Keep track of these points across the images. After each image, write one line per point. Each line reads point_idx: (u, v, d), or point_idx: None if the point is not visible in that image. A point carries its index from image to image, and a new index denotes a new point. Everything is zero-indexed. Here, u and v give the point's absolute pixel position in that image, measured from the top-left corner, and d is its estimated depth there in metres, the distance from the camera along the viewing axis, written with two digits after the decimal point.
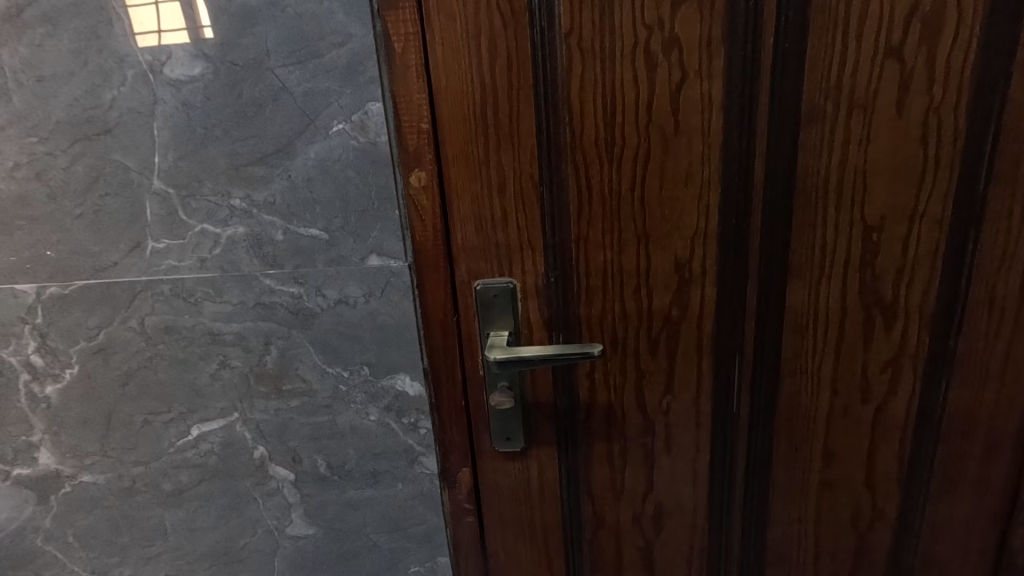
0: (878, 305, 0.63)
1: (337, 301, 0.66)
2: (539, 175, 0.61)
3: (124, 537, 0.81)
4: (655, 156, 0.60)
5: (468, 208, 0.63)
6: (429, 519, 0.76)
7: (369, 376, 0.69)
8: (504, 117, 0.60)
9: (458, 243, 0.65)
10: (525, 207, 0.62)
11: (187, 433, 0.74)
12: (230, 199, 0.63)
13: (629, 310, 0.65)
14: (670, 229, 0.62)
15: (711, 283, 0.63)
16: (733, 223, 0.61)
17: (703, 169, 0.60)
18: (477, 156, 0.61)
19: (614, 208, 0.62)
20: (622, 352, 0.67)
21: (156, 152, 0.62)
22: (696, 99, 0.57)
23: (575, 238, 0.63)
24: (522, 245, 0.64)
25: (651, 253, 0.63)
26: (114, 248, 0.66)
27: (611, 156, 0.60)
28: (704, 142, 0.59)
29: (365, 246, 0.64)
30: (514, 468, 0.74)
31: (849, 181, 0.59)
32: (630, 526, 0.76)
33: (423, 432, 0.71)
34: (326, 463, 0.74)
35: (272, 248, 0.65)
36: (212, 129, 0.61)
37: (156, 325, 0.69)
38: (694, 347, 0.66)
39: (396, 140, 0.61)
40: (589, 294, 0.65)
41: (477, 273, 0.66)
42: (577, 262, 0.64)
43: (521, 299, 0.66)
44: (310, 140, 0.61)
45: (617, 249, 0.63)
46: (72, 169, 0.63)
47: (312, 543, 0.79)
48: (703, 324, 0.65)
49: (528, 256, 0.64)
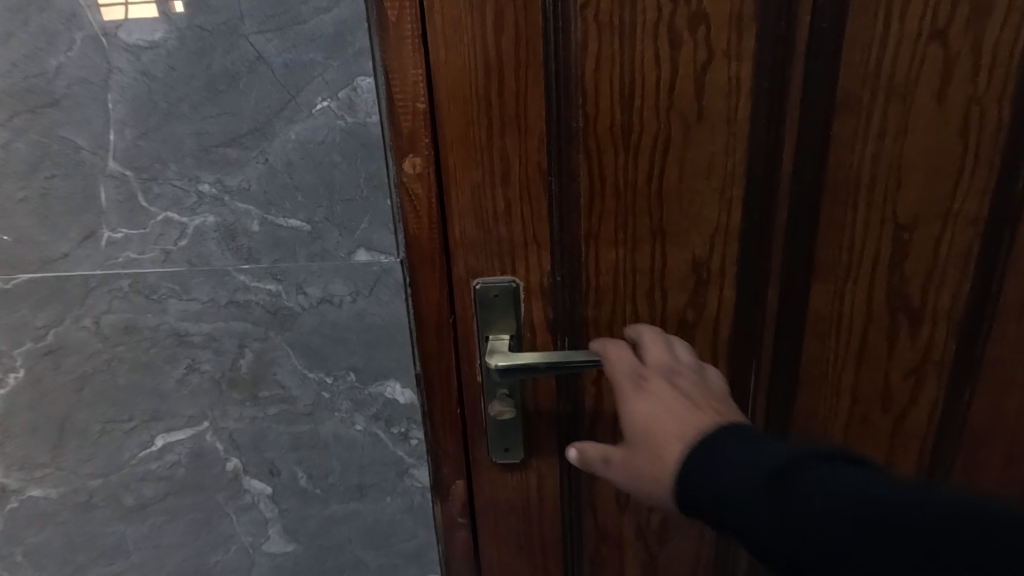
0: (905, 309, 0.59)
1: (321, 301, 0.60)
2: (546, 163, 0.56)
3: (81, 556, 0.74)
4: (675, 144, 0.54)
5: (467, 198, 0.57)
6: (419, 535, 0.70)
7: (355, 382, 0.63)
8: (509, 96, 0.54)
9: (456, 237, 0.59)
10: (530, 199, 0.57)
11: (151, 443, 0.67)
12: (198, 184, 0.56)
13: (641, 312, 0.60)
14: (689, 225, 0.57)
15: (730, 284, 0.59)
16: (757, 220, 0.56)
17: (726, 160, 0.54)
18: (479, 141, 0.55)
19: (629, 201, 0.56)
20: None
21: (112, 130, 0.54)
22: (722, 82, 0.52)
23: (585, 233, 0.58)
24: (526, 240, 0.58)
25: (667, 251, 0.58)
26: (63, 237, 0.58)
27: (627, 143, 0.54)
28: (730, 130, 0.53)
29: (352, 239, 0.57)
30: (512, 480, 0.69)
31: (882, 176, 0.54)
32: (634, 539, 0.71)
33: (414, 443, 0.66)
34: (307, 475, 0.68)
35: (246, 241, 0.58)
36: (177, 104, 0.54)
37: (114, 325, 0.62)
38: (709, 353, 0.62)
39: (388, 121, 0.55)
40: (599, 294, 0.60)
41: (476, 270, 0.60)
42: (586, 259, 0.59)
43: (524, 300, 0.60)
44: (290, 118, 0.54)
45: (630, 246, 0.58)
46: (12, 147, 0.55)
47: (291, 560, 0.73)
48: (720, 329, 0.60)
49: (532, 252, 0.59)
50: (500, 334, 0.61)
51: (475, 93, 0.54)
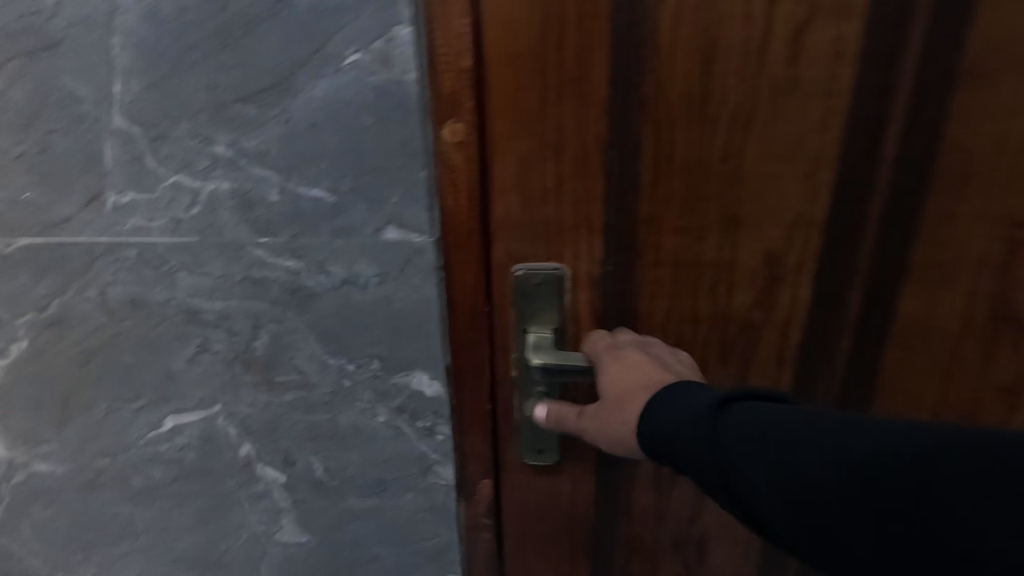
0: (1010, 321, 0.51)
1: (344, 281, 0.54)
2: (606, 135, 0.48)
3: (88, 534, 0.71)
4: (759, 118, 0.47)
5: (512, 173, 0.50)
6: (440, 534, 0.65)
7: (379, 372, 0.58)
8: (568, 54, 0.46)
9: (497, 217, 0.52)
10: (584, 176, 0.50)
11: (160, 424, 0.63)
12: (211, 146, 0.50)
13: (700, 310, 0.54)
14: (766, 213, 0.50)
15: (806, 282, 0.52)
16: (846, 210, 0.49)
17: (816, 138, 0.47)
18: (529, 106, 0.48)
19: (698, 183, 0.49)
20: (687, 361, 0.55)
21: (117, 80, 0.48)
22: (823, 47, 0.44)
23: (644, 218, 0.51)
24: (576, 224, 0.52)
25: (738, 242, 0.51)
26: (65, 200, 0.53)
27: (703, 115, 0.47)
28: (826, 104, 0.46)
29: (381, 215, 0.51)
30: (543, 484, 0.64)
31: (1004, 164, 0.46)
32: (671, 552, 0.66)
33: (440, 439, 0.61)
34: (324, 467, 0.63)
35: (264, 211, 0.52)
36: (188, 52, 0.47)
37: (120, 298, 0.57)
38: (774, 359, 0.55)
39: (427, 80, 0.48)
40: (655, 288, 0.53)
41: (518, 254, 0.53)
42: (643, 248, 0.52)
43: (570, 291, 0.54)
44: (315, 73, 0.47)
45: (695, 235, 0.51)
46: (7, 96, 0.49)
47: (305, 551, 0.69)
48: (788, 332, 0.54)
49: (582, 237, 0.52)
50: (542, 328, 0.55)
51: (529, 50, 0.46)
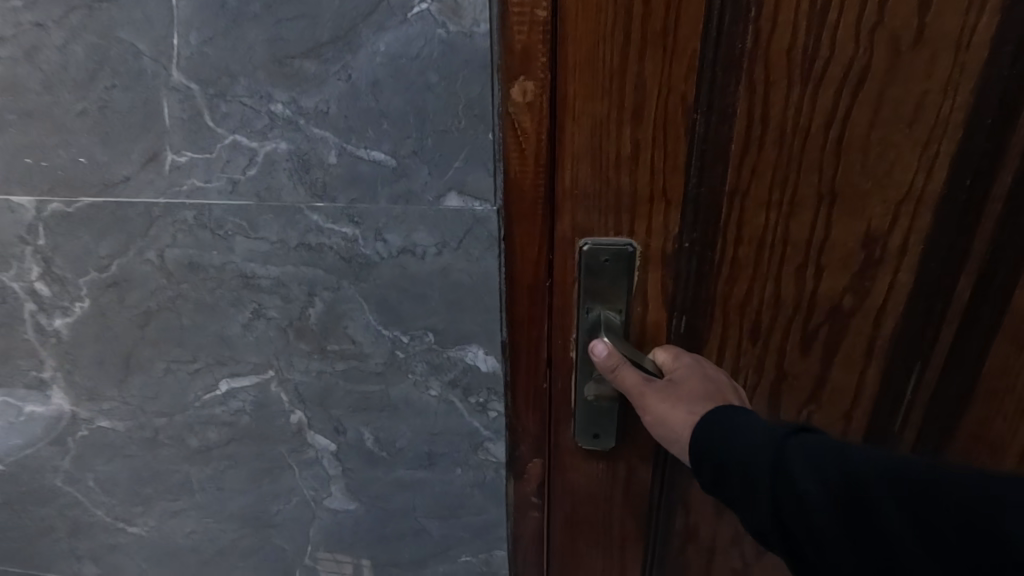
0: None
1: (402, 250, 0.52)
2: (693, 97, 0.45)
3: (148, 489, 0.73)
4: (871, 79, 0.42)
5: (586, 137, 0.46)
6: (488, 510, 0.65)
7: (433, 344, 0.56)
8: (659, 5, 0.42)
9: (567, 185, 0.48)
10: (665, 143, 0.46)
11: (215, 387, 0.63)
12: (270, 103, 0.48)
13: (784, 293, 0.49)
14: (870, 187, 0.45)
15: (908, 264, 0.47)
16: (965, 185, 0.45)
17: (932, 103, 0.43)
18: (609, 62, 0.44)
19: (793, 151, 0.45)
20: (765, 348, 0.51)
21: (175, 32, 0.46)
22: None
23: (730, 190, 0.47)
24: (653, 195, 0.48)
25: (834, 218, 0.46)
26: (125, 159, 0.52)
27: (806, 74, 0.43)
28: (950, 64, 0.41)
29: (442, 180, 0.48)
30: (597, 469, 0.62)
31: None
32: (728, 547, 0.64)
33: (493, 416, 0.59)
34: (374, 438, 0.63)
35: (322, 174, 0.50)
36: (249, 2, 0.45)
37: (178, 261, 0.56)
38: (862, 348, 0.50)
39: (497, 34, 0.44)
40: (735, 266, 0.49)
41: (586, 226, 0.50)
42: (726, 223, 0.48)
43: (640, 268, 0.51)
44: (380, 25, 0.44)
45: (786, 209, 0.47)
46: (69, 50, 0.48)
47: (353, 518, 0.69)
48: (879, 319, 0.49)
49: (659, 209, 0.48)
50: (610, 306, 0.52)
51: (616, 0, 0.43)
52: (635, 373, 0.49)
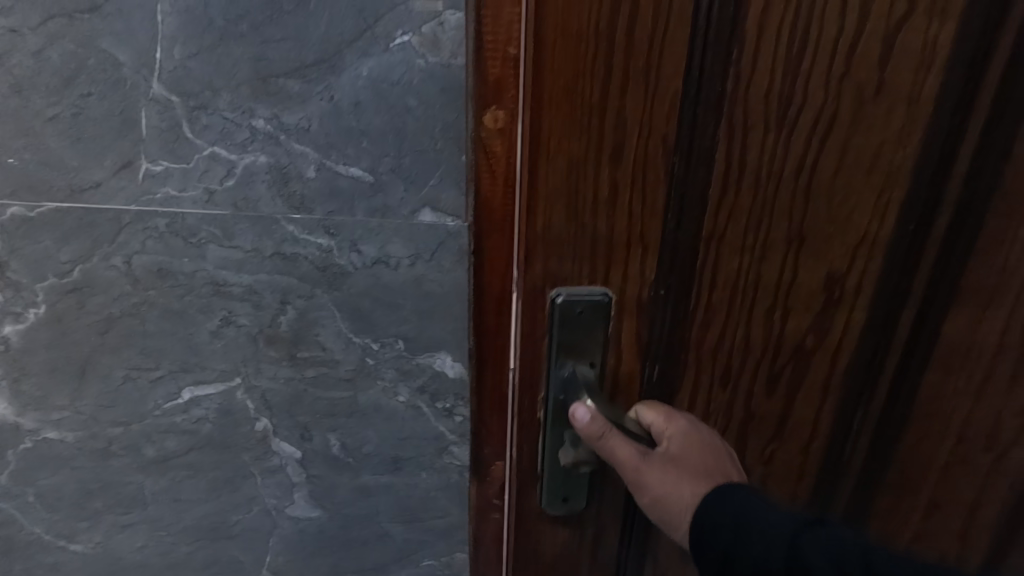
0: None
1: (376, 261, 0.55)
2: (674, 136, 0.39)
3: (96, 502, 0.71)
4: (852, 119, 0.39)
5: (559, 172, 0.39)
6: (452, 512, 0.68)
7: (403, 351, 0.59)
8: (644, 22, 0.36)
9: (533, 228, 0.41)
10: (639, 182, 0.40)
11: (177, 395, 0.63)
12: (252, 118, 0.50)
13: (758, 346, 0.45)
14: (833, 230, 0.42)
15: (863, 308, 0.45)
16: (911, 230, 0.43)
17: (912, 148, 0.41)
18: (588, 88, 0.37)
19: (776, 194, 0.41)
20: (732, 400, 0.47)
21: (159, 45, 0.48)
22: (918, 43, 0.38)
23: (710, 233, 0.42)
24: (631, 239, 0.41)
25: (801, 262, 0.43)
26: (97, 165, 0.52)
27: (794, 112, 0.39)
28: (911, 110, 0.39)
29: (418, 197, 0.52)
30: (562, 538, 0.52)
31: None
32: None
33: (458, 420, 0.63)
34: (341, 443, 0.64)
35: (300, 187, 0.52)
36: (236, 23, 0.47)
37: (147, 267, 0.57)
38: (818, 394, 0.48)
39: (473, 64, 0.47)
40: (708, 315, 0.44)
41: (556, 274, 0.42)
42: (705, 271, 0.43)
43: (614, 318, 0.44)
44: (363, 52, 0.48)
45: (761, 255, 0.42)
46: (45, 56, 0.49)
47: (315, 526, 0.70)
48: (838, 364, 0.47)
49: (631, 257, 0.42)
50: (581, 356, 0.44)
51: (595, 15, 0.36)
52: (626, 444, 0.43)
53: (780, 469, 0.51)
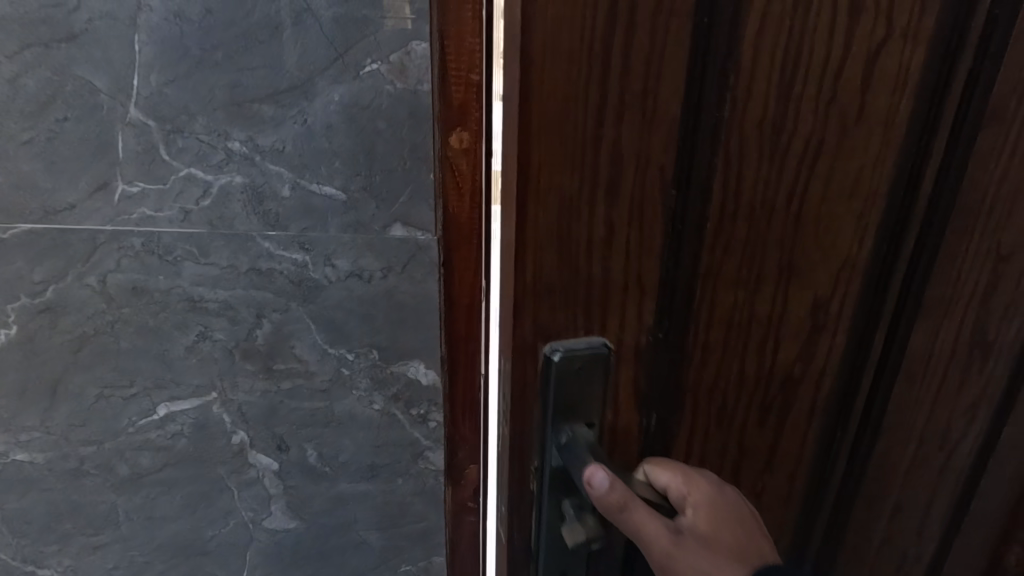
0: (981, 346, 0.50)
1: (349, 274, 0.57)
2: (667, 175, 0.39)
3: (66, 524, 0.70)
4: (824, 159, 0.41)
5: (554, 228, 0.39)
6: (428, 517, 0.70)
7: (377, 360, 0.61)
8: (634, 74, 0.36)
9: (530, 284, 0.40)
10: (635, 225, 0.40)
11: (151, 412, 0.64)
12: (227, 141, 0.52)
13: (741, 376, 0.48)
14: (818, 260, 0.45)
15: (845, 332, 0.48)
16: (886, 255, 0.46)
17: (875, 187, 0.44)
18: (580, 138, 0.37)
19: (759, 231, 0.43)
20: (717, 430, 0.49)
21: (136, 73, 0.50)
22: (886, 81, 0.40)
23: (698, 276, 0.43)
24: (627, 287, 0.42)
25: (789, 291, 0.45)
26: (71, 187, 0.54)
27: (773, 159, 0.41)
28: (881, 144, 0.42)
29: (389, 212, 0.55)
30: None
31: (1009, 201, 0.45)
32: None
33: (432, 425, 0.65)
34: (318, 453, 0.66)
35: (275, 205, 0.54)
36: (211, 51, 0.49)
37: (121, 285, 0.58)
38: (806, 415, 0.50)
39: (438, 91, 0.51)
40: (705, 349, 0.45)
41: (550, 328, 0.42)
42: (697, 307, 0.44)
43: (614, 367, 0.44)
44: (335, 78, 0.51)
45: (751, 287, 0.44)
46: (20, 82, 0.50)
47: (293, 538, 0.71)
48: (823, 388, 0.49)
49: (623, 304, 0.42)
50: (577, 408, 0.44)
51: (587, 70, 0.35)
52: (650, 517, 0.41)
53: (764, 491, 0.53)
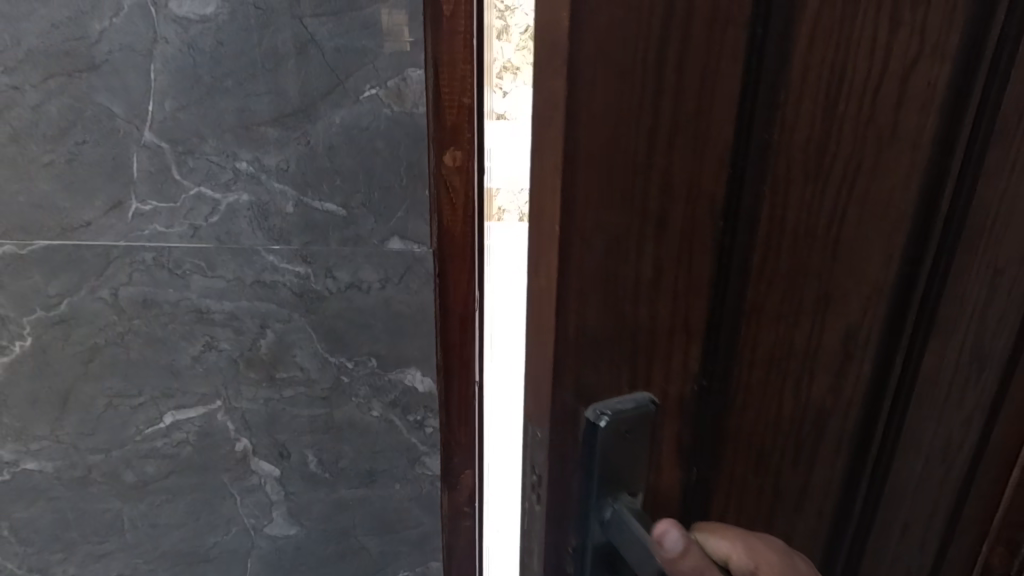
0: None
1: (349, 285, 0.60)
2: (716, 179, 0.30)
3: (72, 533, 0.72)
4: (877, 159, 0.34)
5: (599, 256, 0.28)
6: (424, 522, 0.72)
7: (376, 368, 0.64)
8: (692, 56, 0.27)
9: (566, 331, 0.29)
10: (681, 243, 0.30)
11: (158, 420, 0.66)
12: (235, 161, 0.56)
13: (806, 431, 0.40)
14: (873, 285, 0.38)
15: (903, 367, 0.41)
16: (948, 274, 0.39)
17: (947, 205, 0.37)
18: (605, 127, 0.27)
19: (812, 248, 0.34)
20: (780, 493, 0.41)
21: (151, 99, 0.54)
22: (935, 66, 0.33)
23: (768, 308, 0.35)
24: (689, 324, 0.32)
25: (842, 321, 0.38)
26: (88, 205, 0.57)
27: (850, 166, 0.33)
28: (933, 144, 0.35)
29: (386, 227, 0.58)
30: None
31: None
32: None
33: (429, 431, 0.67)
34: (318, 459, 0.68)
35: (279, 221, 0.58)
36: (222, 80, 0.53)
37: (132, 298, 0.61)
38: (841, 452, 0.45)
39: (433, 116, 0.55)
40: (755, 395, 0.37)
41: (592, 384, 0.31)
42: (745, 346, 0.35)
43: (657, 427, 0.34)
44: (336, 103, 0.54)
45: (804, 316, 0.36)
46: (42, 109, 0.54)
47: (293, 544, 0.73)
48: (880, 432, 0.42)
49: (679, 349, 0.33)
50: (627, 494, 0.33)
51: (639, 46, 0.26)
52: None
53: (831, 559, 0.46)
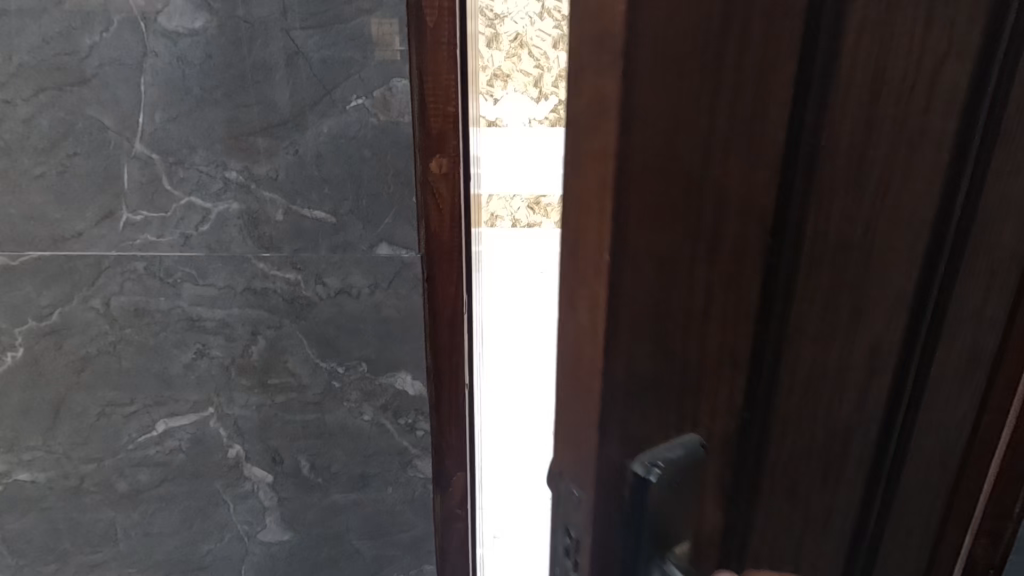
0: None
1: (339, 291, 0.61)
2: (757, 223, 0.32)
3: (64, 543, 0.72)
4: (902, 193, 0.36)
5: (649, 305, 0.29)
6: (417, 526, 0.73)
7: (366, 372, 0.65)
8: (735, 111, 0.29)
9: (615, 384, 0.29)
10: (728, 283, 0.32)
11: (150, 428, 0.67)
12: (225, 171, 0.57)
13: (836, 457, 0.41)
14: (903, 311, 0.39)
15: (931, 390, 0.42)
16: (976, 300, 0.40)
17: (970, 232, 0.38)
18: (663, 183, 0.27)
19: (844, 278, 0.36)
20: (811, 520, 0.42)
21: (141, 111, 0.55)
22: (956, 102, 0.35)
23: (799, 341, 0.36)
24: (726, 362, 0.33)
25: (874, 348, 0.39)
26: (79, 216, 0.58)
27: (874, 201, 0.35)
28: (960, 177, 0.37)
29: (374, 233, 0.59)
30: None
31: None
32: None
33: (420, 434, 0.68)
34: (310, 463, 0.69)
35: (269, 229, 0.59)
36: (210, 91, 0.54)
37: (124, 307, 0.62)
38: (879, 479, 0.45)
39: (418, 123, 0.56)
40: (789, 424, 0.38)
41: (637, 436, 0.31)
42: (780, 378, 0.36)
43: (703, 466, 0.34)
44: (324, 112, 0.55)
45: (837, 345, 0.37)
46: (34, 122, 0.55)
47: (286, 550, 0.73)
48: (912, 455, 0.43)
49: (722, 383, 0.34)
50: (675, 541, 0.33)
51: (678, 107, 0.27)
52: None
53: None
